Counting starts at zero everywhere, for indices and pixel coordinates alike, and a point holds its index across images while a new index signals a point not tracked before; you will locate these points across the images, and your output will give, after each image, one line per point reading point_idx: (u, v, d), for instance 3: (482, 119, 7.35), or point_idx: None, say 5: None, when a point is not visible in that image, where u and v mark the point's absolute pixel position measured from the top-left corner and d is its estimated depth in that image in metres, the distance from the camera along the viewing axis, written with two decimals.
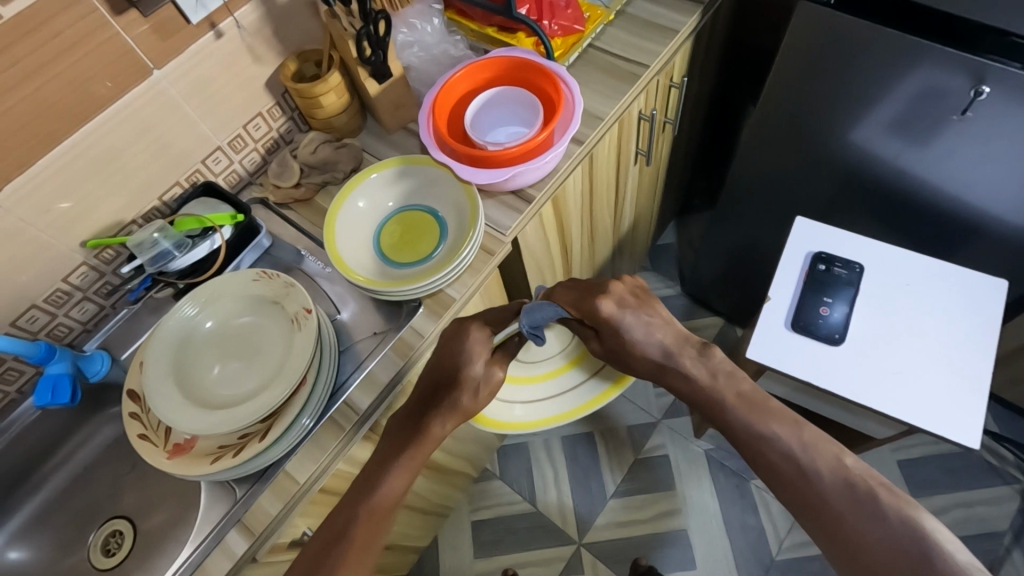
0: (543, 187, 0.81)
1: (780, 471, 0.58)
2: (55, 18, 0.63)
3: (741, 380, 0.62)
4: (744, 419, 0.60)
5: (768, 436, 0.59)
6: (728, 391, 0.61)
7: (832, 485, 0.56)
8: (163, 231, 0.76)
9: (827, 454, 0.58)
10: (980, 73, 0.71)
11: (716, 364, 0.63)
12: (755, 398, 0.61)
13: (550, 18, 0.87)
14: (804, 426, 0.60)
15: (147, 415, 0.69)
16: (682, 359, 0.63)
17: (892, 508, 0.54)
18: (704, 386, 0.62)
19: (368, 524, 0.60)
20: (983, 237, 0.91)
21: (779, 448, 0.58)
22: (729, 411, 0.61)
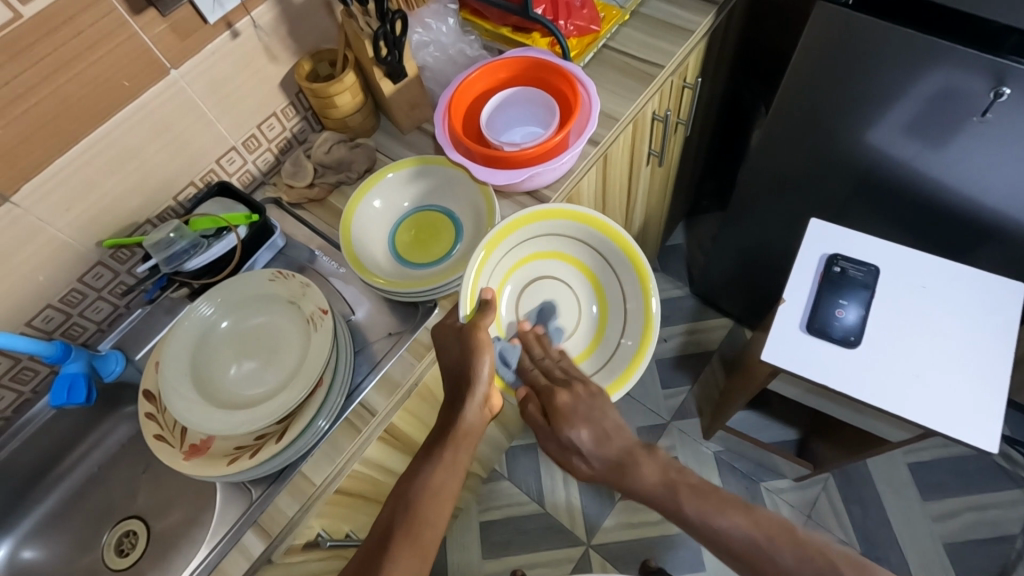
0: (559, 188, 0.80)
1: (742, 563, 0.57)
2: (76, 17, 0.62)
3: (692, 471, 0.63)
4: (701, 509, 0.59)
5: (722, 526, 0.58)
6: (682, 480, 0.62)
7: (791, 563, 0.54)
8: (179, 231, 0.76)
9: (782, 531, 0.56)
10: (1002, 74, 0.70)
11: (665, 460, 0.64)
12: (706, 487, 0.61)
13: (566, 18, 0.87)
14: (756, 508, 0.59)
15: (163, 416, 0.69)
16: (641, 461, 0.65)
17: (849, 566, 0.53)
18: (660, 486, 0.62)
19: (414, 508, 0.62)
20: (999, 239, 0.90)
21: (735, 532, 0.57)
22: (684, 506, 0.60)
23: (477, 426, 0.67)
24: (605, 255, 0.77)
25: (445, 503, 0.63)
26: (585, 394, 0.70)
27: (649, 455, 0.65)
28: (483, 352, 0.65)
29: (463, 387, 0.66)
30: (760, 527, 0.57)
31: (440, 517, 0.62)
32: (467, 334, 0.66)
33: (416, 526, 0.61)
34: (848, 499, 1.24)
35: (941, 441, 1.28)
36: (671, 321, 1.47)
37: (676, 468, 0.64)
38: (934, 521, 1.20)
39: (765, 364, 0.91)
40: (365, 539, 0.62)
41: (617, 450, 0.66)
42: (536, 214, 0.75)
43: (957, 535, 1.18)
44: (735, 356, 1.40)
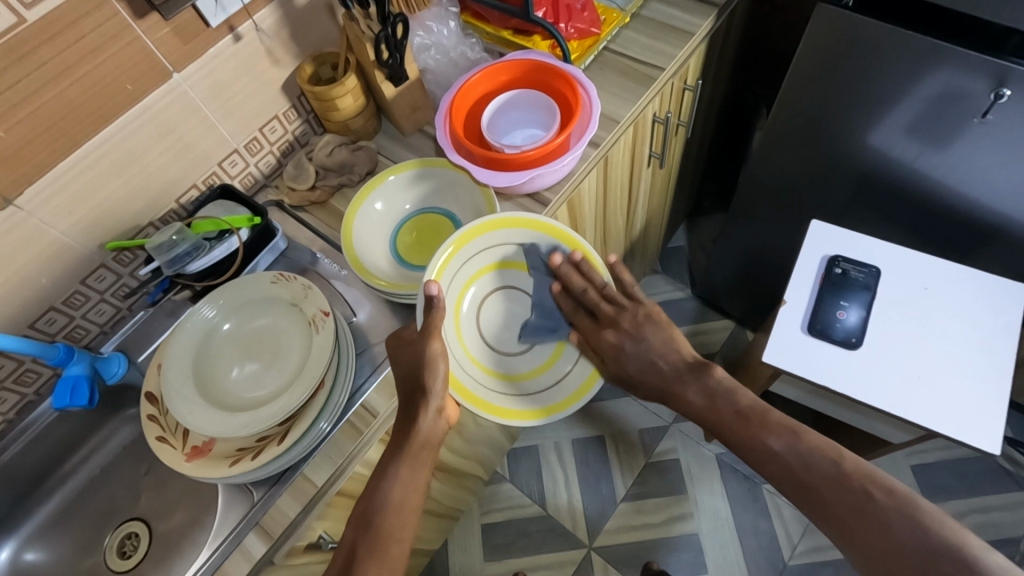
0: (560, 190, 0.80)
1: (787, 481, 0.68)
2: (80, 21, 0.63)
3: (740, 396, 0.73)
4: (743, 433, 0.71)
5: (770, 450, 0.69)
6: (725, 407, 0.73)
7: (832, 484, 0.65)
8: (181, 234, 0.76)
9: (827, 457, 0.66)
10: (1003, 76, 0.71)
11: (715, 385, 0.74)
12: (752, 411, 0.72)
13: (567, 21, 0.88)
14: (802, 434, 0.68)
15: (165, 418, 0.69)
16: (686, 381, 0.76)
17: (882, 493, 0.63)
18: (706, 405, 0.74)
19: (377, 525, 0.65)
20: (1001, 240, 0.90)
21: (783, 457, 0.68)
22: (728, 432, 0.72)
23: (434, 436, 0.69)
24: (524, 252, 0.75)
25: (410, 514, 0.67)
26: (632, 322, 0.79)
27: (694, 381, 0.76)
28: (438, 361, 0.66)
29: (419, 398, 0.67)
30: (804, 449, 0.67)
31: (405, 530, 0.66)
32: (419, 344, 0.66)
33: (383, 540, 0.65)
34: None
35: (945, 443, 1.27)
36: (673, 323, 1.47)
37: (722, 394, 0.74)
38: None
39: (766, 366, 0.90)
40: (337, 547, 0.67)
41: (663, 380, 0.77)
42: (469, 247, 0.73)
43: None
44: (738, 358, 1.40)
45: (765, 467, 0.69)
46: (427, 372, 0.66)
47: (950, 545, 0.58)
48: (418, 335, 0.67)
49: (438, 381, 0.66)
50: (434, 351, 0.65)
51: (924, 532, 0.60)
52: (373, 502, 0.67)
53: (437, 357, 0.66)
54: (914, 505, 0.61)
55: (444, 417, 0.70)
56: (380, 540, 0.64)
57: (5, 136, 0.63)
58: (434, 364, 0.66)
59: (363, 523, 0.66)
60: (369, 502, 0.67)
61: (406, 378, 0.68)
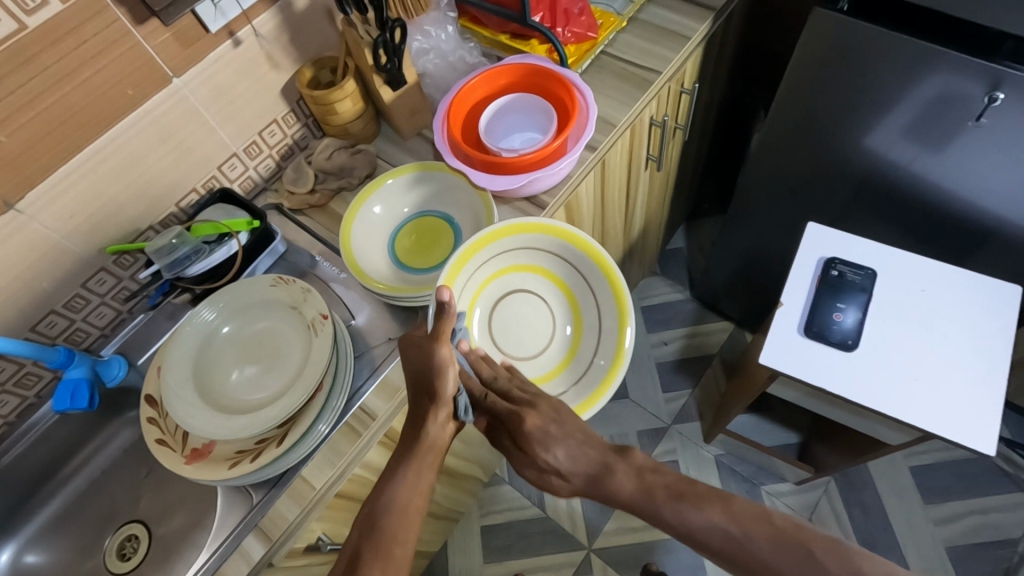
0: (557, 193, 0.81)
1: (730, 558, 0.60)
2: (81, 27, 0.63)
3: (667, 471, 0.66)
4: (676, 514, 0.62)
5: (705, 524, 0.61)
6: (657, 486, 0.65)
7: (771, 548, 0.58)
8: (181, 238, 0.77)
9: (760, 521, 0.59)
10: (997, 80, 0.71)
11: (639, 465, 0.67)
12: (685, 487, 0.64)
13: (564, 26, 0.89)
14: (732, 497, 0.62)
15: (165, 420, 0.69)
16: (615, 470, 0.68)
17: (826, 555, 0.55)
18: (633, 495, 0.65)
19: (383, 526, 0.63)
20: (997, 242, 0.90)
21: (717, 530, 0.60)
22: (661, 510, 0.63)
23: (442, 440, 0.69)
24: (567, 257, 0.77)
25: (416, 516, 0.65)
26: (551, 408, 0.71)
27: (623, 466, 0.68)
28: (447, 366, 0.66)
29: (428, 402, 0.68)
30: (735, 520, 0.60)
31: (410, 533, 0.64)
32: (428, 348, 0.66)
33: (388, 541, 0.63)
34: (849, 504, 1.24)
35: (943, 444, 1.27)
36: (672, 325, 1.47)
37: (650, 470, 0.67)
38: (936, 525, 1.20)
39: (764, 368, 0.91)
40: (342, 549, 0.64)
41: (595, 464, 0.69)
42: (497, 233, 0.74)
43: (958, 539, 1.18)
44: (736, 360, 1.40)
45: (697, 543, 0.62)
46: (437, 377, 0.66)
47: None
48: (426, 339, 0.67)
49: (448, 385, 0.67)
50: (444, 355, 0.65)
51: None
52: (380, 504, 0.65)
53: (445, 361, 0.65)
54: (846, 547, 0.56)
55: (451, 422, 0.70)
56: (384, 542, 0.62)
57: (6, 141, 0.64)
58: (443, 369, 0.66)
59: (369, 525, 0.64)
60: (375, 503, 0.65)
61: (416, 382, 0.68)
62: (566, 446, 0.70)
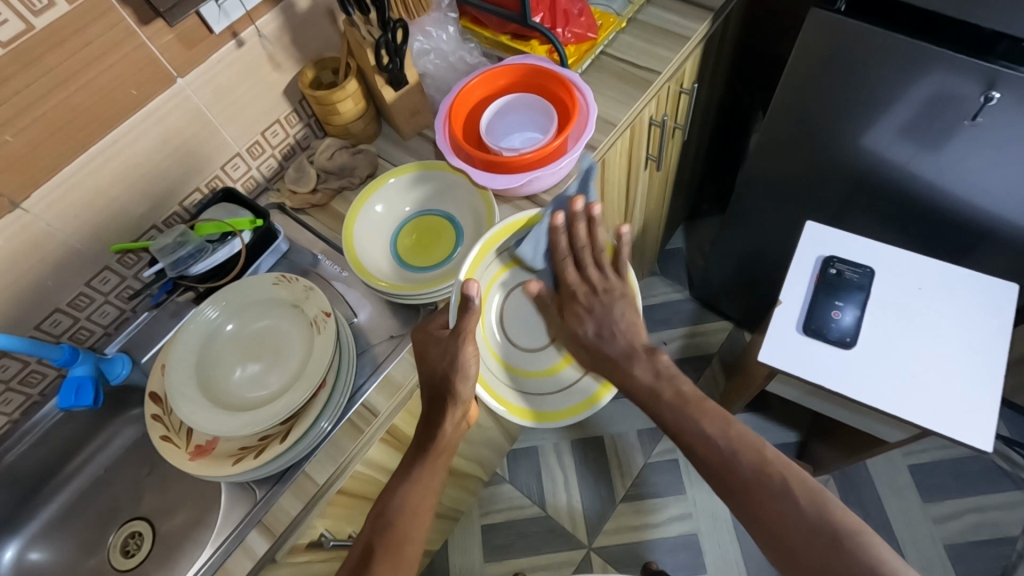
0: (557, 192, 0.81)
1: (716, 475, 0.68)
2: (86, 28, 0.64)
3: (683, 381, 0.75)
4: (678, 413, 0.72)
5: (704, 437, 0.69)
6: (668, 388, 0.74)
7: (753, 475, 0.65)
8: (185, 237, 0.77)
9: (752, 452, 0.67)
10: (992, 79, 0.72)
11: (661, 368, 0.76)
12: (692, 397, 0.73)
13: (564, 26, 0.90)
14: (733, 424, 0.70)
15: (168, 417, 0.70)
16: (636, 363, 0.76)
17: (801, 492, 0.63)
18: (649, 384, 0.75)
19: (392, 526, 0.66)
20: (994, 241, 0.91)
21: (709, 446, 0.69)
22: (663, 410, 0.73)
23: (455, 440, 0.71)
24: (581, 263, 0.80)
25: (425, 514, 0.68)
26: (597, 305, 0.80)
27: (647, 360, 0.77)
28: (468, 364, 0.67)
29: (444, 401, 0.69)
30: (731, 440, 0.68)
31: (419, 532, 0.67)
32: (450, 346, 0.67)
33: (398, 540, 0.66)
34: (848, 502, 1.24)
35: (941, 443, 1.28)
36: (671, 324, 1.48)
37: (665, 374, 0.76)
38: (934, 523, 1.20)
39: (763, 366, 0.91)
40: (352, 546, 0.68)
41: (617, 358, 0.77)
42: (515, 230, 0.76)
43: (957, 537, 1.19)
44: (735, 359, 1.41)
45: (692, 451, 0.70)
46: (455, 377, 0.67)
47: (851, 534, 0.59)
48: (449, 336, 0.67)
49: (466, 386, 0.68)
50: (466, 354, 0.67)
51: (828, 520, 0.60)
52: (392, 503, 0.68)
53: (468, 360, 0.67)
54: (825, 497, 0.62)
55: (463, 421, 0.72)
56: (395, 541, 0.65)
57: (12, 140, 0.64)
58: (464, 369, 0.67)
59: (379, 525, 0.67)
60: (387, 503, 0.68)
61: (432, 380, 0.68)
62: (612, 316, 0.79)
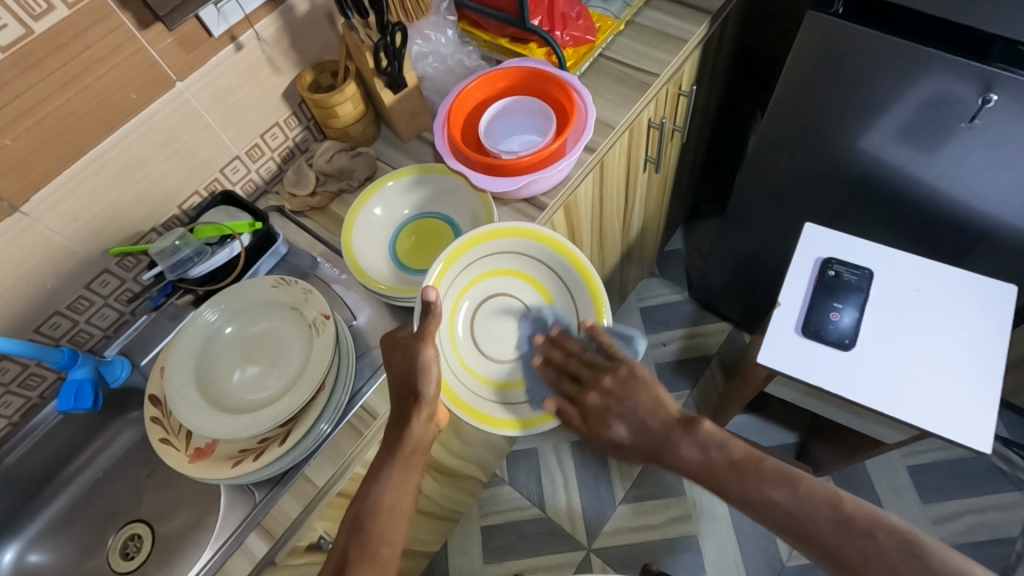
0: (556, 195, 0.82)
1: (786, 529, 0.63)
2: (86, 32, 0.64)
3: (733, 447, 0.68)
4: (741, 488, 0.65)
5: (769, 501, 0.64)
6: (722, 460, 0.67)
7: (831, 528, 0.61)
8: (184, 239, 0.77)
9: (828, 503, 0.62)
10: (989, 81, 0.72)
11: (704, 439, 0.69)
12: (748, 463, 0.66)
13: (563, 29, 0.90)
14: (799, 478, 0.64)
15: (168, 420, 0.70)
16: (680, 443, 0.70)
17: (889, 540, 0.59)
18: (700, 464, 0.68)
19: (369, 528, 0.66)
20: (992, 242, 0.91)
21: (784, 508, 0.63)
22: (725, 487, 0.66)
23: (426, 438, 0.69)
24: (559, 272, 0.77)
25: (402, 516, 0.68)
26: (616, 383, 0.74)
27: (685, 433, 0.70)
28: (431, 365, 0.66)
29: (410, 403, 0.67)
30: (802, 495, 0.63)
31: (396, 533, 0.67)
32: (411, 350, 0.67)
33: (376, 543, 0.66)
34: None
35: (941, 443, 1.28)
36: (671, 326, 1.48)
37: (715, 446, 0.68)
38: (934, 524, 1.20)
39: (761, 367, 0.92)
40: (330, 550, 0.68)
41: (653, 441, 0.72)
42: (491, 232, 0.75)
43: (957, 537, 1.19)
44: (735, 360, 1.41)
45: (771, 522, 0.64)
46: (419, 379, 0.66)
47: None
48: (411, 340, 0.67)
49: (430, 386, 0.66)
50: (427, 356, 0.66)
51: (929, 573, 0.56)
52: (365, 505, 0.67)
53: (429, 362, 0.66)
54: (916, 542, 0.58)
55: (433, 421, 0.70)
56: (373, 544, 0.65)
57: (12, 144, 0.65)
58: (427, 370, 0.66)
59: (355, 528, 0.67)
60: (361, 505, 0.67)
61: (398, 384, 0.68)
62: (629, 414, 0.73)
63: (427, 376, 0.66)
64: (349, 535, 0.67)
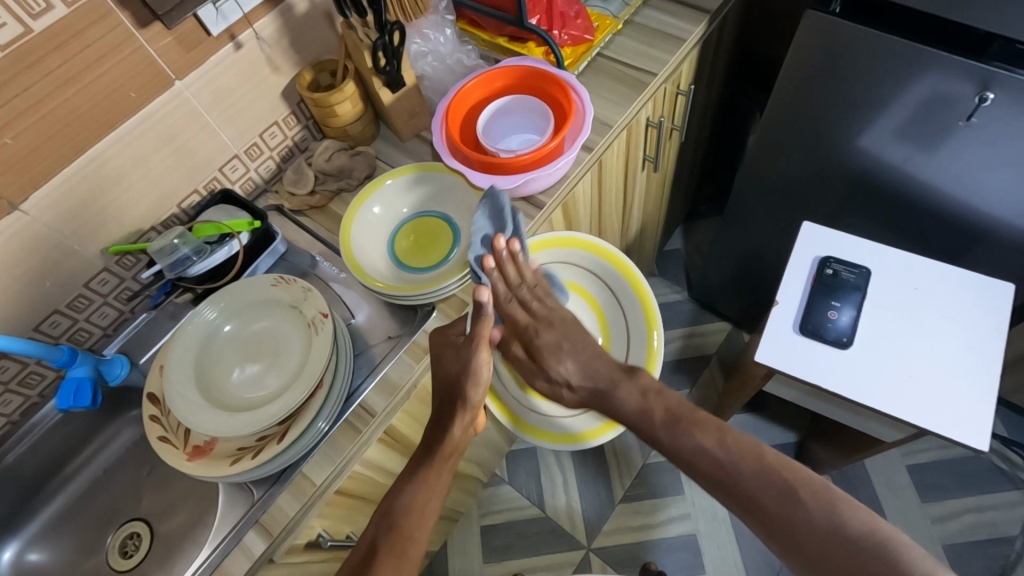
0: (554, 193, 0.82)
1: (717, 483, 0.70)
2: (85, 31, 0.65)
3: (669, 395, 0.75)
4: (673, 433, 0.74)
5: (701, 449, 0.71)
6: (657, 408, 0.75)
7: (755, 480, 0.68)
8: (183, 238, 0.78)
9: (751, 457, 0.70)
10: (986, 80, 0.72)
11: (643, 384, 0.76)
12: (681, 412, 0.75)
13: (561, 28, 0.90)
14: (727, 430, 0.73)
15: (167, 418, 0.70)
16: (620, 386, 0.76)
17: (811, 497, 0.65)
18: (638, 409, 0.75)
19: (399, 526, 0.66)
20: (990, 241, 0.91)
21: (707, 455, 0.71)
22: (657, 431, 0.74)
23: (463, 441, 0.72)
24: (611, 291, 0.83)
25: (431, 517, 0.68)
26: (565, 324, 0.79)
27: (628, 383, 0.76)
28: (482, 369, 0.68)
29: (455, 405, 0.70)
30: (730, 448, 0.71)
31: (423, 533, 0.67)
32: (465, 350, 0.68)
33: (403, 540, 0.66)
34: None
35: (940, 442, 1.28)
36: (670, 325, 1.48)
37: (653, 392, 0.76)
38: (933, 523, 1.20)
39: (759, 366, 0.92)
40: (355, 547, 0.68)
41: (603, 382, 0.77)
42: (547, 243, 0.84)
43: (956, 537, 1.19)
44: (734, 360, 1.41)
45: (690, 463, 0.73)
46: (469, 382, 0.68)
47: (870, 534, 0.61)
48: (464, 342, 0.68)
49: (478, 391, 0.69)
50: (481, 359, 0.68)
51: (839, 522, 0.63)
52: (398, 503, 0.68)
53: (481, 366, 0.68)
54: (832, 496, 0.65)
55: (471, 424, 0.73)
56: (401, 542, 0.65)
57: (11, 143, 0.65)
58: (477, 374, 0.68)
59: (385, 525, 0.67)
60: (393, 502, 0.68)
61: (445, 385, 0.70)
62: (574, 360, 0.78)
63: (480, 377, 0.68)
64: (377, 533, 0.67)
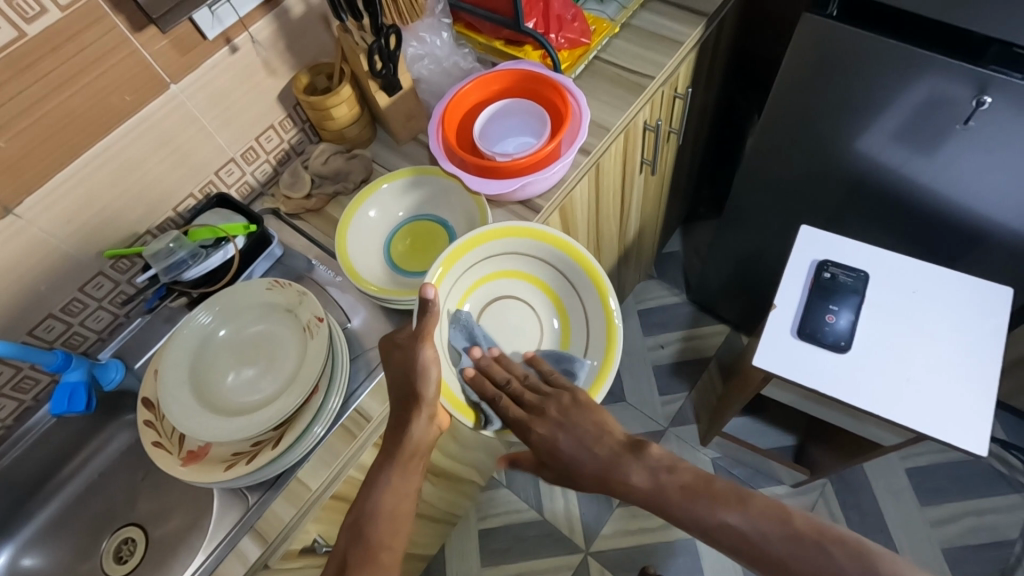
0: (551, 197, 0.81)
1: (742, 558, 0.56)
2: (80, 35, 0.64)
3: (683, 471, 0.61)
4: (688, 508, 0.58)
5: (718, 522, 0.57)
6: (672, 485, 0.60)
7: (781, 544, 0.54)
8: (178, 242, 0.77)
9: (778, 522, 0.55)
10: (983, 83, 0.72)
11: (653, 461, 0.63)
12: (698, 485, 0.59)
13: (558, 31, 0.90)
14: (750, 496, 0.57)
15: (161, 423, 0.70)
16: (625, 465, 0.63)
17: (847, 562, 0.51)
18: (648, 490, 0.61)
19: (368, 534, 0.64)
20: (989, 244, 0.91)
21: (732, 530, 0.56)
22: (673, 508, 0.59)
23: (427, 441, 0.68)
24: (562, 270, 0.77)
25: (403, 518, 0.66)
26: (560, 412, 0.69)
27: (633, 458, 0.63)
28: (430, 367, 0.65)
29: (411, 405, 0.67)
30: (754, 516, 0.56)
31: (396, 537, 0.65)
32: (410, 349, 0.66)
33: (374, 547, 0.63)
34: (846, 506, 1.24)
35: (939, 445, 1.28)
36: (668, 328, 1.48)
37: (665, 468, 0.62)
38: (932, 527, 1.20)
39: (757, 370, 0.91)
40: (331, 555, 0.65)
41: (602, 465, 0.64)
42: (493, 232, 0.75)
43: (955, 540, 1.18)
44: (732, 362, 1.41)
45: (718, 543, 0.57)
46: (420, 382, 0.65)
47: None
48: (408, 340, 0.66)
49: (430, 388, 0.66)
50: (427, 356, 0.65)
51: None
52: (365, 510, 0.66)
53: (427, 362, 0.65)
54: (875, 560, 0.50)
55: (434, 423, 0.69)
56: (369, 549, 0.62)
57: (6, 146, 0.65)
58: (426, 371, 0.65)
59: (355, 533, 0.64)
60: (363, 510, 0.66)
61: (400, 386, 0.67)
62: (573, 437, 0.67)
63: (427, 376, 0.65)
64: (348, 543, 0.64)
